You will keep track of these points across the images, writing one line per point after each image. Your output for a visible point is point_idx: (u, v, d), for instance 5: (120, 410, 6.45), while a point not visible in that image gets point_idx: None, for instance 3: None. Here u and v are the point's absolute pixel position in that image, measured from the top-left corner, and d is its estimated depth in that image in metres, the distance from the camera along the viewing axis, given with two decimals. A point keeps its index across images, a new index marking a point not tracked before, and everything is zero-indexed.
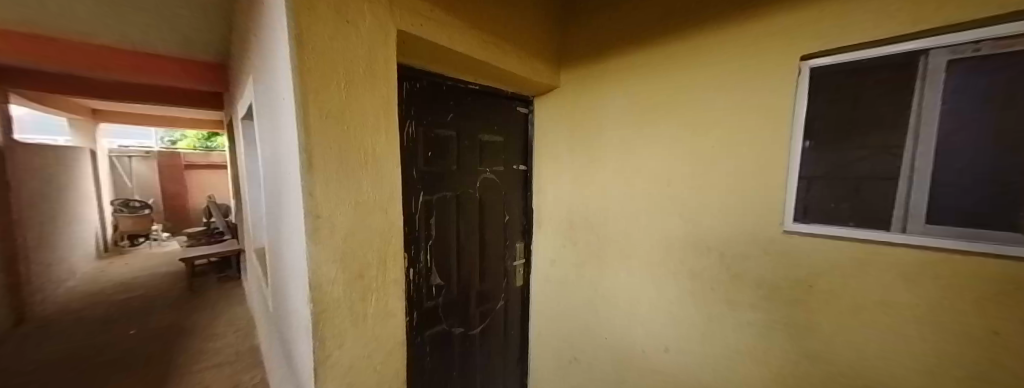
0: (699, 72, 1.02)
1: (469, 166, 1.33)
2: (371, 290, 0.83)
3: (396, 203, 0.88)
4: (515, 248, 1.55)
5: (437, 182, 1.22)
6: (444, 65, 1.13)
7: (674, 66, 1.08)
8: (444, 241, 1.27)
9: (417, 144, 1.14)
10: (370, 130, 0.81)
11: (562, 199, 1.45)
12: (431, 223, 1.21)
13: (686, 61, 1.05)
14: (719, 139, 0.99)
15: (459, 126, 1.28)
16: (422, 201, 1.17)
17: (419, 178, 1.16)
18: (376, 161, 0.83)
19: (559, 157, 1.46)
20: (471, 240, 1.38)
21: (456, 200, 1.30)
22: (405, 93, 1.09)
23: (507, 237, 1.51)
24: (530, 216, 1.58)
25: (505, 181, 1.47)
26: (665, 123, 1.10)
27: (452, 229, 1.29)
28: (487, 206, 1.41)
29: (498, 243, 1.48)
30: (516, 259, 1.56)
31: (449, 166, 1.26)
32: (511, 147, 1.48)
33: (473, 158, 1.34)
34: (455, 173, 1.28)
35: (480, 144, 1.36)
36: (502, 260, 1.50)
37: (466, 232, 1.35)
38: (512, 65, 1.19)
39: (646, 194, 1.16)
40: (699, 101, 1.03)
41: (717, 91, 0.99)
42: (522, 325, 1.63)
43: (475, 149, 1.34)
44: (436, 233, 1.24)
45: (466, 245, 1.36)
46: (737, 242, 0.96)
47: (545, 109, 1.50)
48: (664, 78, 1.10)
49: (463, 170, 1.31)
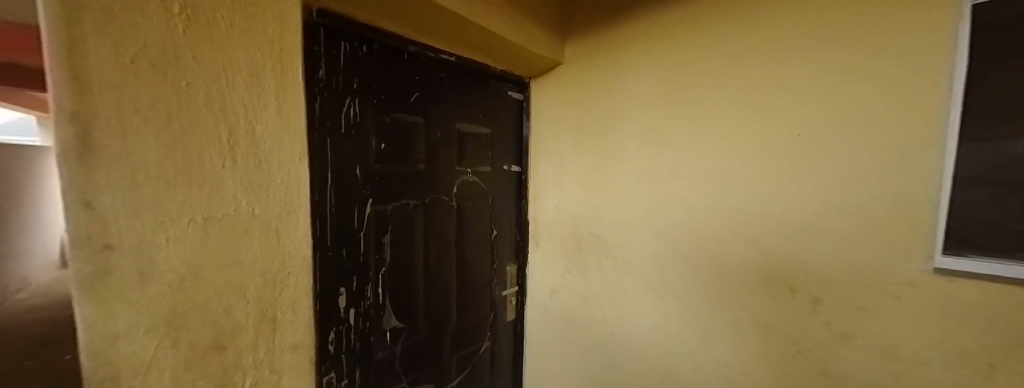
0: (776, 28, 0.69)
1: (443, 165, 0.98)
2: (244, 369, 0.48)
3: (297, 219, 0.53)
4: (506, 273, 1.20)
5: (394, 187, 0.87)
6: (403, 22, 0.79)
7: (734, 24, 0.74)
8: (404, 267, 0.91)
9: (363, 132, 0.80)
10: (239, 97, 0.47)
11: (566, 210, 1.11)
12: (385, 244, 0.86)
13: (756, 14, 0.71)
14: (811, 123, 0.64)
15: (427, 111, 0.93)
16: (370, 213, 0.82)
17: (365, 182, 0.81)
18: (258, 150, 0.49)
19: (561, 156, 1.12)
20: (445, 264, 1.02)
21: (424, 212, 0.94)
22: (342, 58, 0.76)
23: (495, 260, 1.16)
24: (525, 231, 1.23)
25: (491, 187, 1.13)
26: (718, 104, 0.76)
27: (416, 251, 0.94)
28: (467, 219, 1.07)
29: (483, 268, 1.13)
30: (507, 287, 1.20)
31: (414, 165, 0.91)
32: (500, 144, 1.14)
33: (448, 154, 1.00)
34: (422, 175, 0.93)
35: (457, 137, 1.02)
36: (488, 289, 1.15)
37: (438, 254, 1.00)
38: (497, 27, 0.86)
39: (688, 207, 0.81)
40: (775, 69, 0.69)
41: (806, 53, 0.65)
42: (514, 371, 1.27)
43: (450, 143, 1.00)
44: (392, 257, 0.88)
45: (438, 271, 1.01)
46: (847, 285, 0.61)
47: (545, 94, 1.16)
48: (716, 40, 0.77)
49: (434, 171, 0.96)
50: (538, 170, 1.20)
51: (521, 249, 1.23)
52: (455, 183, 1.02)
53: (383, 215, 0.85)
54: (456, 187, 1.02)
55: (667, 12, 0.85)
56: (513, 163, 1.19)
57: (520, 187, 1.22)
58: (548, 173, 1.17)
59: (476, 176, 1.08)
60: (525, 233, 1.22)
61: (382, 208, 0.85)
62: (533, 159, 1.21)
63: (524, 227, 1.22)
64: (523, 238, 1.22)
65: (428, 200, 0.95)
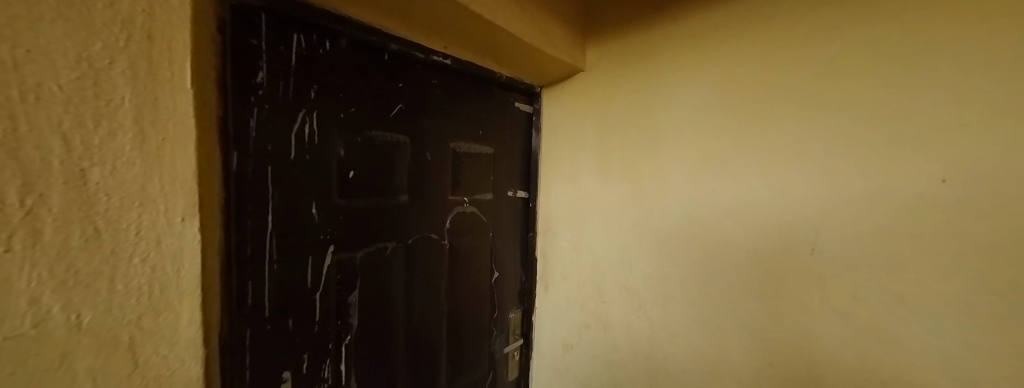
0: (902, 40, 0.53)
1: (433, 195, 0.77)
2: None
3: (179, 316, 0.32)
4: (507, 322, 0.99)
5: (366, 228, 0.66)
6: (392, 16, 0.60)
7: (835, 34, 0.58)
8: (378, 331, 0.69)
9: (322, 157, 0.59)
10: (48, 116, 0.25)
11: (586, 250, 0.91)
12: (351, 304, 0.64)
13: (865, 22, 0.55)
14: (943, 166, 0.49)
15: (414, 128, 0.72)
16: (327, 264, 0.61)
17: (323, 223, 0.60)
18: (87, 209, 0.27)
19: (579, 182, 0.92)
20: (433, 319, 0.81)
21: (404, 256, 0.73)
22: (293, 56, 0.55)
23: (493, 308, 0.94)
24: (531, 271, 1.02)
25: (493, 219, 0.92)
26: (801, 140, 0.61)
27: (394, 308, 0.72)
28: (461, 260, 0.85)
29: (481, 319, 0.91)
30: (509, 338, 0.99)
31: (393, 196, 0.69)
32: (504, 165, 0.94)
33: (440, 181, 0.79)
34: (403, 210, 0.72)
35: (453, 159, 0.81)
36: (486, 344, 0.93)
37: (426, 307, 0.79)
38: (518, 29, 0.69)
39: (762, 255, 0.65)
40: (889, 97, 0.53)
41: (934, 76, 0.50)
42: None
43: (444, 168, 0.79)
44: (362, 320, 0.66)
45: (424, 329, 0.79)
46: (972, 366, 0.49)
47: (558, 106, 0.97)
48: (797, 60, 0.62)
49: (420, 203, 0.75)
50: (549, 196, 0.99)
51: (528, 291, 1.02)
52: (447, 217, 0.81)
53: (347, 266, 0.63)
54: (448, 222, 0.81)
55: (735, 15, 0.68)
56: (518, 188, 0.98)
57: (526, 217, 1.01)
58: (562, 201, 0.96)
59: (474, 206, 0.87)
60: (530, 272, 1.02)
61: (348, 255, 0.63)
62: (542, 183, 1.01)
63: (530, 265, 1.02)
64: (529, 278, 1.02)
65: (410, 241, 0.73)
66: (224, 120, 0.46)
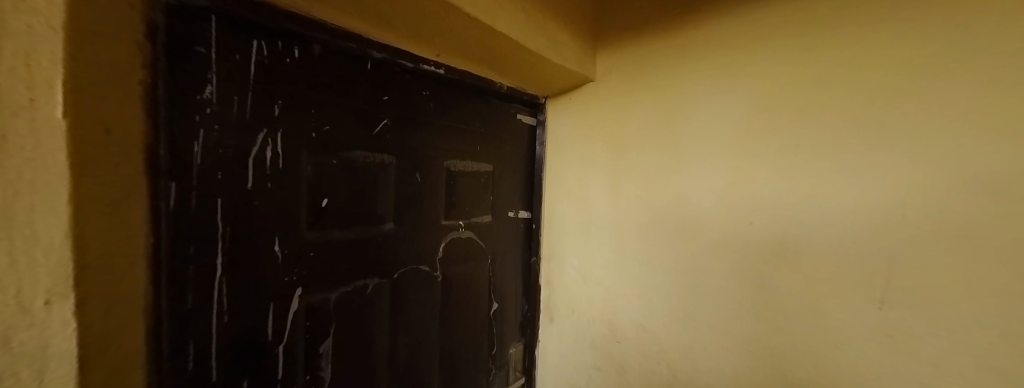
0: (958, 59, 0.47)
1: (423, 221, 0.68)
2: None
3: None
4: (507, 357, 0.89)
5: (341, 265, 0.56)
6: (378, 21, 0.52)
7: (883, 47, 0.51)
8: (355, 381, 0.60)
9: (288, 184, 0.50)
10: None
11: (595, 279, 0.81)
12: (322, 354, 0.56)
13: (920, 37, 0.49)
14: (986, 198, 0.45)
15: (403, 146, 0.63)
16: (292, 311, 0.52)
17: (288, 264, 0.50)
18: None
19: (589, 203, 0.83)
20: (422, 361, 0.71)
21: (387, 293, 0.63)
22: (253, 66, 0.45)
23: (490, 344, 0.84)
24: (532, 299, 0.92)
25: (492, 244, 0.82)
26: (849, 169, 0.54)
27: (376, 353, 0.63)
28: (455, 294, 0.76)
29: (476, 356, 0.82)
30: (509, 376, 0.89)
31: (374, 226, 0.60)
32: (504, 184, 0.84)
33: (431, 205, 0.69)
34: (387, 241, 0.62)
35: (447, 181, 0.71)
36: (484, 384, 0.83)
37: (415, 349, 0.70)
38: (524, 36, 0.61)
39: (800, 294, 0.59)
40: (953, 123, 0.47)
41: (979, 99, 0.45)
42: None
43: (437, 191, 0.69)
44: (337, 370, 0.58)
45: (412, 373, 0.70)
46: None
47: (564, 119, 0.88)
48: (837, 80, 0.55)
49: (406, 232, 0.65)
50: (555, 218, 0.90)
51: (531, 321, 0.92)
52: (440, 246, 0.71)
53: (316, 312, 0.54)
54: (440, 252, 0.71)
55: (770, 26, 0.61)
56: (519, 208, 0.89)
57: (527, 239, 0.91)
58: (569, 224, 0.87)
59: (471, 231, 0.78)
60: (532, 300, 0.92)
61: (320, 298, 0.54)
62: (546, 203, 0.92)
63: (531, 292, 0.92)
64: (530, 307, 0.92)
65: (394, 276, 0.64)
66: (155, 147, 0.37)
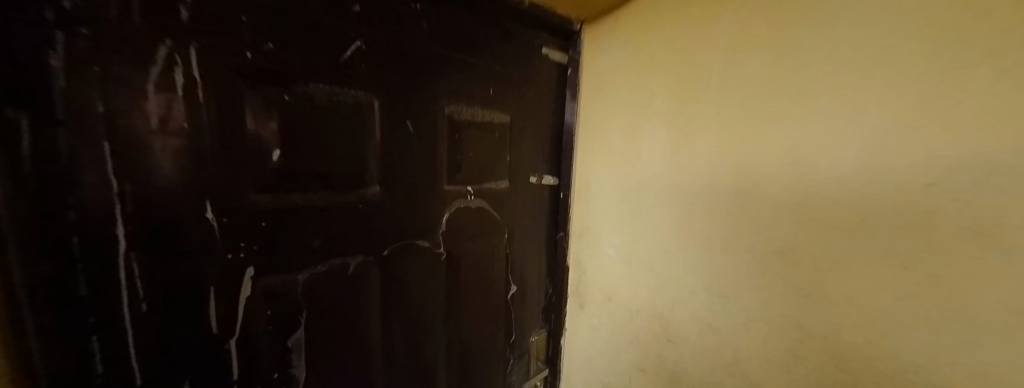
0: None
1: (418, 186, 0.51)
2: None
3: None
4: (527, 347, 0.76)
5: (305, 239, 0.42)
6: None
7: None
8: (338, 377, 0.50)
9: (216, 126, 0.34)
10: None
11: (641, 261, 0.64)
12: (290, 348, 0.44)
13: None
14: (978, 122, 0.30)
15: (386, 80, 0.45)
16: (242, 297, 0.39)
17: (226, 236, 0.37)
18: None
19: (636, 165, 0.63)
20: (423, 352, 0.59)
21: (372, 274, 0.50)
22: None
23: (506, 332, 0.71)
24: (559, 281, 0.77)
25: (509, 216, 0.66)
26: None
27: (362, 345, 0.51)
28: (463, 275, 0.61)
29: (490, 344, 0.69)
30: (530, 367, 0.76)
31: (349, 189, 0.45)
32: (526, 141, 0.66)
33: (426, 163, 0.51)
34: (368, 209, 0.47)
35: (452, 132, 0.54)
36: (498, 376, 0.71)
37: (413, 339, 0.57)
38: None
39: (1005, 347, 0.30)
40: None
41: None
42: None
43: (438, 145, 0.52)
44: (314, 367, 0.47)
45: (410, 366, 0.58)
46: None
47: (606, 53, 0.66)
48: None
49: (395, 200, 0.49)
50: (591, 184, 0.71)
51: (557, 306, 0.78)
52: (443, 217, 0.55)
53: (275, 297, 0.42)
54: (444, 224, 0.56)
55: None
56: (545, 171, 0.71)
57: (552, 209, 0.74)
58: (609, 191, 0.68)
59: (483, 200, 0.60)
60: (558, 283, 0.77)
61: (279, 282, 0.42)
62: (580, 165, 0.73)
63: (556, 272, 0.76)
64: (555, 289, 0.77)
65: (382, 253, 0.50)
66: None
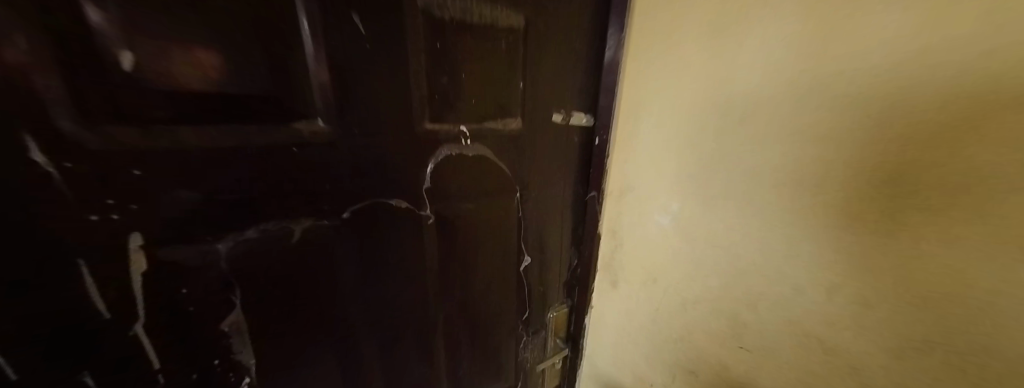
0: None
1: (383, 123, 0.35)
2: None
3: None
4: (543, 323, 0.64)
5: (214, 197, 0.29)
6: None
7: None
8: (301, 361, 0.41)
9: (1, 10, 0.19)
10: None
11: (711, 236, 0.45)
12: (227, 333, 0.34)
13: None
14: None
15: None
16: (138, 273, 0.29)
17: (81, 191, 0.25)
18: None
19: (720, 96, 0.40)
20: (411, 331, 0.49)
21: (330, 245, 0.37)
22: None
23: (517, 307, 0.59)
24: (586, 251, 0.60)
25: (523, 169, 0.48)
26: None
27: (329, 327, 0.41)
28: (460, 244, 0.47)
29: (501, 319, 0.58)
30: (545, 346, 0.65)
31: (271, 125, 0.29)
32: (551, 58, 0.44)
33: (392, 90, 0.34)
34: (308, 157, 0.32)
35: (432, 36, 0.35)
36: (507, 354, 0.61)
37: (397, 318, 0.46)
38: None
39: None
40: None
41: None
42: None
43: (405, 60, 0.34)
44: (266, 353, 0.38)
45: (396, 346, 0.49)
46: None
47: None
48: None
49: (349, 144, 0.33)
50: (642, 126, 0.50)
51: (583, 282, 0.62)
52: (425, 169, 0.39)
53: (189, 274, 0.31)
54: (427, 179, 0.40)
55: None
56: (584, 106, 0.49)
57: (585, 160, 0.55)
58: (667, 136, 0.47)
59: (485, 146, 0.43)
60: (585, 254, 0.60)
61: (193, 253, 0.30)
62: (625, 101, 0.51)
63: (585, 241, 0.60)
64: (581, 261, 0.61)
65: (340, 217, 0.36)
66: None
